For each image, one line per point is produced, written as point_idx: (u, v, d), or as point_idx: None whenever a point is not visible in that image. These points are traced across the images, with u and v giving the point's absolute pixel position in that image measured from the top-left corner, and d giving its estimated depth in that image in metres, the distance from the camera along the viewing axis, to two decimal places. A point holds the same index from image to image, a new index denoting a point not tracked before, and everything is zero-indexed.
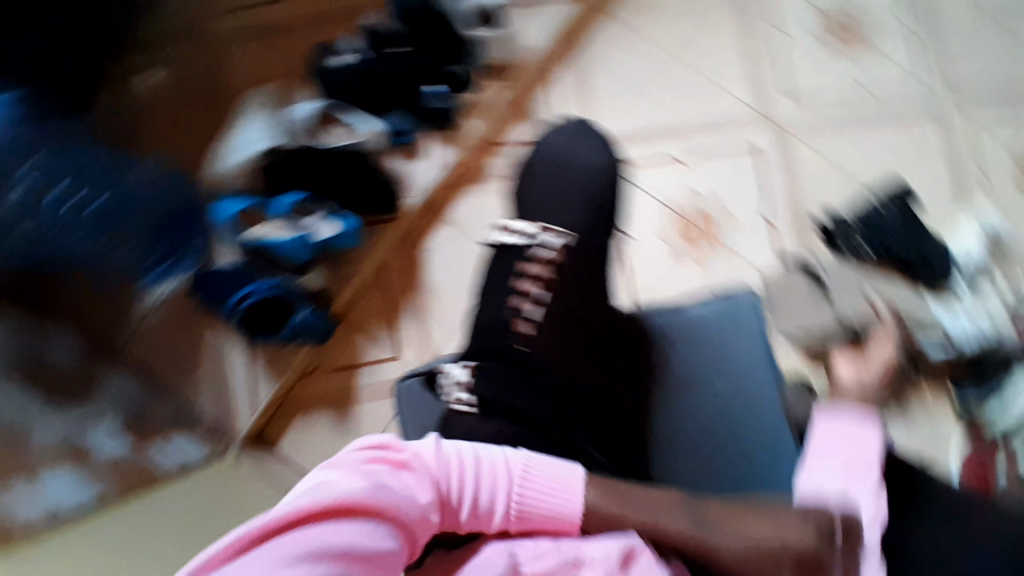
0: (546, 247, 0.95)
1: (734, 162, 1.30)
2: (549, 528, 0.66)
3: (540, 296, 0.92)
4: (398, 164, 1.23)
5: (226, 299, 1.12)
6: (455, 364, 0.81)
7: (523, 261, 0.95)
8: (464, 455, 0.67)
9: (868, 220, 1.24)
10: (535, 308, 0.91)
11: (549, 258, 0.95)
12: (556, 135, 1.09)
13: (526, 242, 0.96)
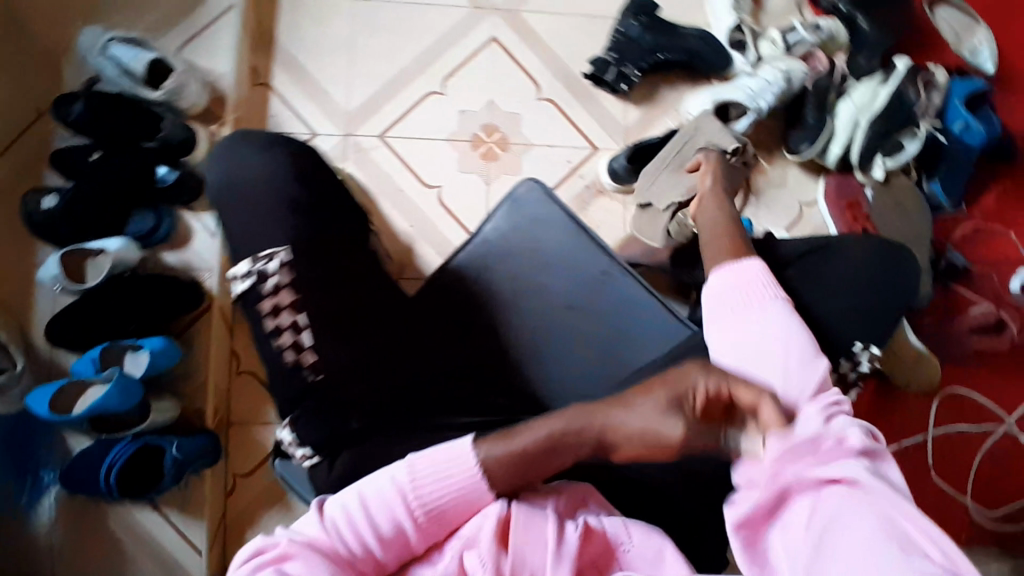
0: (268, 269, 0.73)
1: (491, 71, 1.28)
2: (462, 510, 0.66)
3: (298, 321, 0.73)
4: (175, 259, 1.12)
5: (98, 486, 1.01)
6: (281, 429, 0.76)
7: (256, 303, 0.73)
8: (350, 505, 0.65)
9: (621, 48, 1.25)
10: (302, 336, 0.73)
11: (283, 283, 0.73)
12: (209, 166, 0.81)
13: (246, 284, 0.74)
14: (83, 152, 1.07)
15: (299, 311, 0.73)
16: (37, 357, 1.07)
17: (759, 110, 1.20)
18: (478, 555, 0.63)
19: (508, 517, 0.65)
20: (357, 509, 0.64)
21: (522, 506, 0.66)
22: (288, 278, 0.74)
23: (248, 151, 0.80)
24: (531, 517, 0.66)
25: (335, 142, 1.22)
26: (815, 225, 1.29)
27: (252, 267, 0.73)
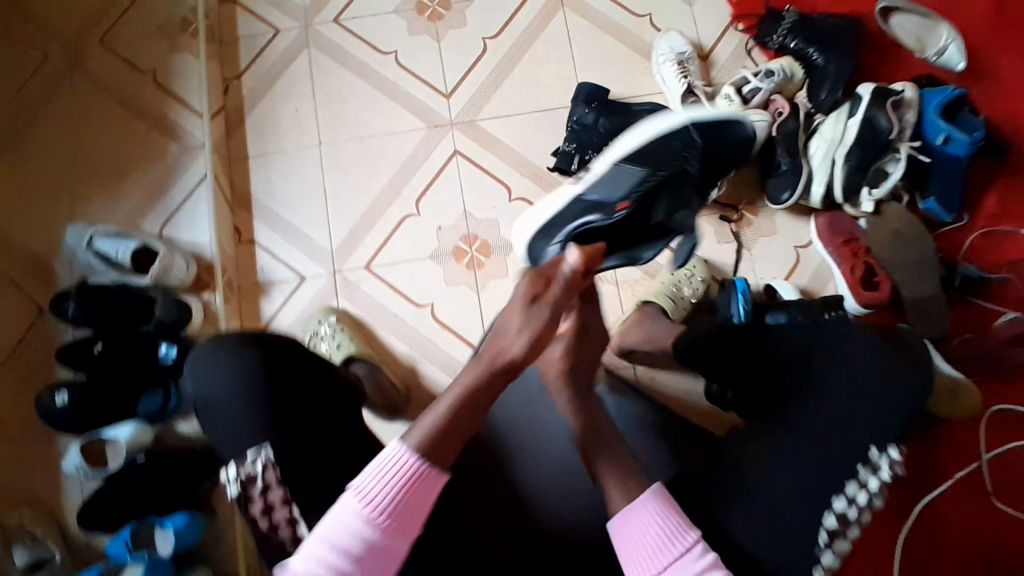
0: (257, 479, 0.81)
1: (463, 178, 1.30)
2: (420, 494, 0.67)
3: (292, 514, 0.80)
4: (191, 426, 1.16)
5: None
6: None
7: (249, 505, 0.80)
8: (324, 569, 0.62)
9: (579, 137, 1.25)
10: (298, 529, 0.80)
11: (270, 481, 0.81)
12: (196, 377, 0.89)
13: (235, 489, 0.81)
14: (85, 347, 1.11)
15: (289, 504, 0.80)
16: (73, 542, 1.13)
17: (731, 170, 1.17)
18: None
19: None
20: (327, 561, 0.63)
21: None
22: (274, 475, 0.82)
23: (221, 361, 0.89)
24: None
25: (323, 282, 1.26)
26: (816, 267, 1.25)
27: (239, 471, 0.81)
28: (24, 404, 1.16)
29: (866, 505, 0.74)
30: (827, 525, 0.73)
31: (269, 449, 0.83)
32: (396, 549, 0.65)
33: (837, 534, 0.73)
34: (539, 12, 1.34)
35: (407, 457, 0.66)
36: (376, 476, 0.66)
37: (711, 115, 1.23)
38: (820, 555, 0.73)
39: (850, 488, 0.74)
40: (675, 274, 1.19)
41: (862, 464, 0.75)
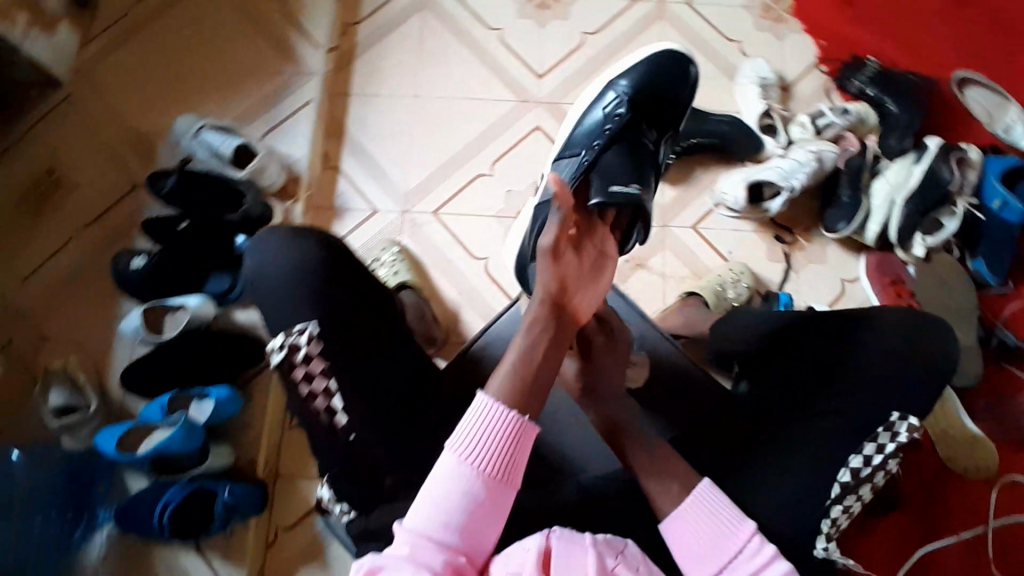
0: (301, 347, 0.86)
1: (539, 151, 1.37)
2: (520, 447, 0.70)
3: (329, 387, 0.86)
4: (245, 316, 1.24)
5: (153, 526, 1.07)
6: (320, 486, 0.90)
7: (291, 371, 0.85)
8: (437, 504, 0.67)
9: None
10: (332, 401, 0.85)
11: (312, 353, 0.86)
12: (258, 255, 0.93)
13: (279, 356, 0.85)
14: (170, 224, 1.20)
15: (327, 377, 0.85)
16: (110, 400, 1.17)
17: (793, 190, 1.21)
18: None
19: (549, 548, 0.68)
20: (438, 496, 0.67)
21: (560, 538, 0.69)
22: (316, 348, 0.86)
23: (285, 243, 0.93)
24: (573, 554, 0.68)
25: (392, 218, 1.34)
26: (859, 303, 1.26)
27: (285, 340, 0.86)
28: (101, 264, 1.25)
29: (881, 468, 0.78)
30: (841, 480, 0.77)
31: (315, 325, 0.87)
32: (499, 499, 0.69)
33: (848, 491, 0.77)
34: (643, 14, 1.41)
35: (503, 410, 0.69)
36: (472, 431, 0.68)
37: (782, 139, 1.29)
38: (829, 509, 0.76)
39: (867, 448, 0.78)
40: (722, 275, 1.23)
41: (882, 429, 0.79)
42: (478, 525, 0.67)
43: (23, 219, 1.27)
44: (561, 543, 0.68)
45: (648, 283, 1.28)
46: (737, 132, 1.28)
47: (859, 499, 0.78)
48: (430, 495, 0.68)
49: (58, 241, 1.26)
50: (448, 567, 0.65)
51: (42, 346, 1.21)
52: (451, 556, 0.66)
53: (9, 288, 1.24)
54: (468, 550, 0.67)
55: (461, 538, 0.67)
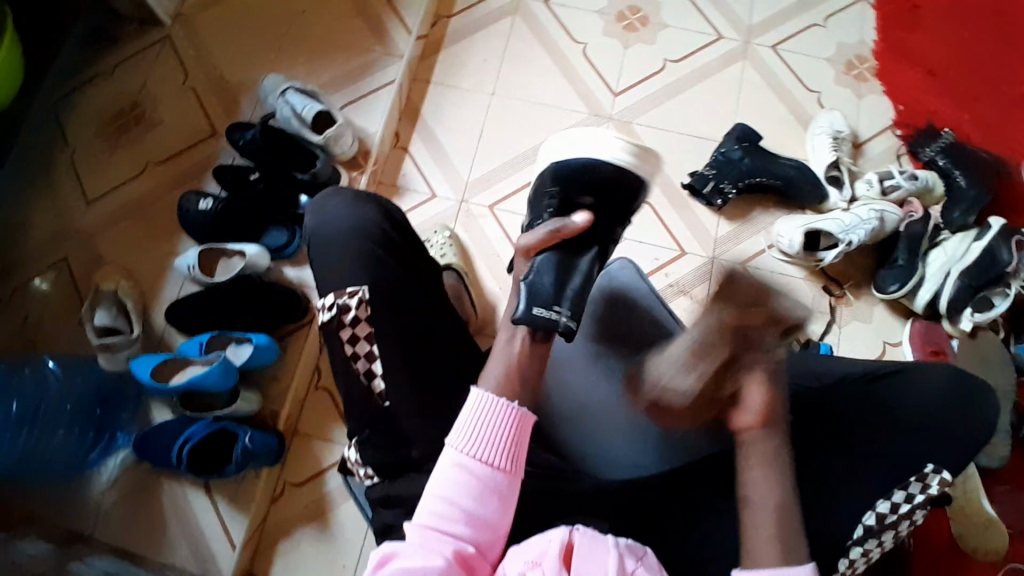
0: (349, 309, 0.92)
1: None
2: (518, 437, 0.73)
3: (371, 352, 0.91)
4: (292, 273, 1.27)
5: (170, 458, 1.09)
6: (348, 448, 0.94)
7: (338, 330, 0.91)
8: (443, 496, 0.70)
9: (720, 167, 1.32)
10: (372, 365, 0.90)
11: (360, 317, 0.91)
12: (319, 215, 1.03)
13: (328, 315, 0.92)
14: (243, 174, 1.26)
15: (371, 342, 0.90)
16: (151, 331, 1.19)
17: (850, 244, 1.22)
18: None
19: (571, 542, 0.71)
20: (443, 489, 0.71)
21: (584, 533, 0.72)
22: (364, 313, 0.91)
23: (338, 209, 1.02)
24: (596, 547, 0.70)
25: (449, 205, 1.37)
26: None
27: (338, 300, 0.92)
28: (167, 200, 1.28)
29: (907, 517, 0.78)
30: (866, 523, 0.78)
31: (365, 290, 0.94)
32: (503, 491, 0.72)
33: (871, 535, 0.78)
34: (726, 52, 1.44)
35: (500, 402, 0.73)
36: (472, 426, 0.72)
37: (846, 193, 1.29)
38: (849, 549, 0.77)
39: (897, 495, 0.78)
40: None
41: (914, 479, 0.78)
42: (484, 515, 0.70)
43: (104, 147, 1.32)
44: (584, 538, 0.70)
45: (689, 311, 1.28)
46: (801, 178, 1.28)
47: (879, 545, 0.78)
48: (436, 490, 0.71)
49: (132, 173, 1.30)
50: (461, 556, 0.68)
51: (96, 267, 1.23)
52: (462, 546, 0.69)
53: (77, 207, 1.28)
54: (479, 541, 0.70)
55: (469, 528, 0.70)
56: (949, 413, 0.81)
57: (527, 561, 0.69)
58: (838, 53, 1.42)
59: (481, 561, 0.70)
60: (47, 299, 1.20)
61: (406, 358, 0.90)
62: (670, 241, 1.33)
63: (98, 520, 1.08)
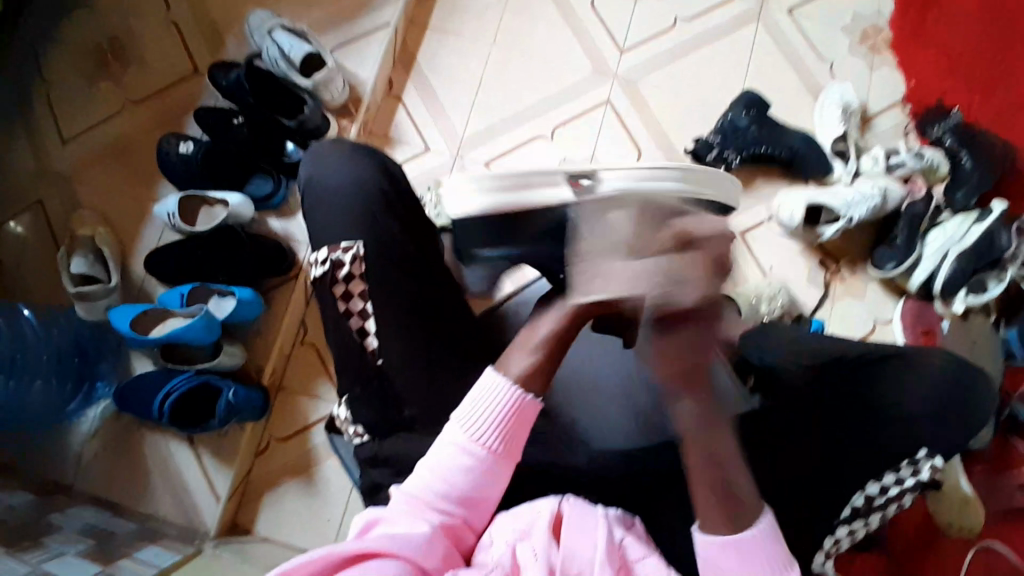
0: (344, 267, 0.89)
1: (605, 124, 1.34)
2: (521, 421, 0.73)
3: (365, 309, 0.87)
4: (279, 224, 1.22)
5: (151, 411, 1.07)
6: (337, 407, 0.92)
7: (332, 286, 0.88)
8: (440, 469, 0.71)
9: (726, 134, 1.28)
10: (366, 323, 0.87)
11: (354, 274, 0.88)
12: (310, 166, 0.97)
13: (321, 270, 0.89)
14: (226, 118, 1.18)
15: (365, 299, 0.87)
16: (130, 280, 1.16)
17: (849, 221, 1.19)
18: (532, 547, 0.67)
19: (561, 513, 0.70)
20: (442, 464, 0.71)
21: (574, 505, 0.71)
22: (358, 269, 0.88)
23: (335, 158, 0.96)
24: (586, 519, 0.69)
25: (444, 160, 1.32)
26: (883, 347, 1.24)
27: (330, 255, 0.89)
28: (147, 142, 1.22)
29: (894, 499, 0.78)
30: (854, 503, 0.78)
31: (362, 245, 0.89)
32: (499, 473, 0.72)
33: (857, 516, 0.78)
34: (738, 9, 1.37)
35: (510, 392, 0.72)
36: (483, 409, 0.71)
37: (851, 167, 1.25)
38: (835, 528, 0.78)
39: (886, 478, 0.78)
40: (759, 290, 1.21)
41: (905, 464, 0.78)
42: (476, 491, 0.71)
43: (79, 82, 1.25)
44: (575, 511, 0.70)
45: None
46: (804, 150, 1.25)
47: (865, 525, 0.79)
48: (433, 463, 0.71)
49: (107, 111, 1.23)
50: (445, 525, 0.69)
51: (72, 211, 1.18)
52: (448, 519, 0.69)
53: (51, 146, 1.22)
54: (465, 514, 0.71)
55: (458, 501, 0.70)
56: (947, 401, 0.81)
57: (517, 530, 0.69)
58: (855, 16, 1.36)
59: (466, 532, 0.71)
60: (23, 242, 1.17)
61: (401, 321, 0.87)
62: None
63: (77, 468, 1.09)
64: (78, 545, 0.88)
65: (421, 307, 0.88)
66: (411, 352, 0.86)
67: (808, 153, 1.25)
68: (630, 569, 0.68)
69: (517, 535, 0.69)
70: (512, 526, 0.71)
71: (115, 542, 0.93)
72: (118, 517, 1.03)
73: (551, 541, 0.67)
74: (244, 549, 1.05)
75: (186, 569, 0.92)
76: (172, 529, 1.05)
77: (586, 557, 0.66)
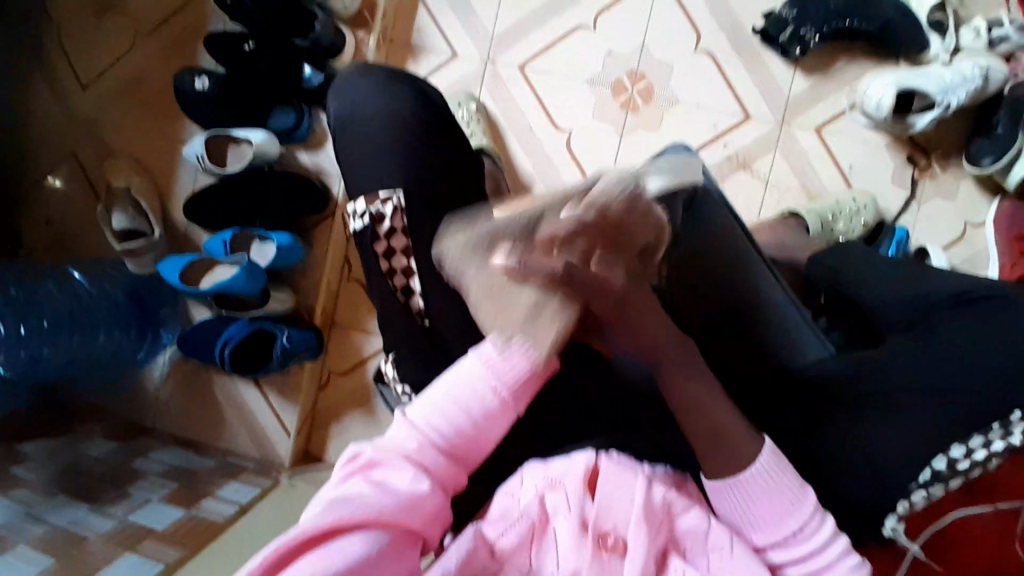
0: (383, 222, 0.77)
1: (656, 7, 1.15)
2: (533, 371, 0.66)
3: (409, 267, 0.76)
4: (310, 159, 1.17)
5: (213, 357, 1.11)
6: (389, 361, 0.83)
7: (373, 245, 0.77)
8: (447, 412, 0.63)
9: (805, 7, 1.07)
10: (411, 281, 0.76)
11: (396, 228, 0.76)
12: (337, 96, 0.85)
13: (362, 225, 0.78)
14: (237, 42, 1.09)
15: (409, 257, 0.76)
16: (174, 228, 1.16)
17: (947, 109, 1.00)
18: (564, 496, 0.59)
19: (598, 465, 0.61)
20: (452, 412, 0.63)
21: (614, 459, 0.61)
22: (400, 222, 0.77)
23: (371, 88, 0.82)
24: (623, 470, 0.61)
25: (474, 67, 1.19)
26: (975, 252, 1.09)
27: (369, 208, 0.77)
28: (163, 77, 1.16)
29: (983, 466, 0.56)
30: (934, 466, 0.56)
31: (400, 196, 0.77)
32: (508, 420, 0.65)
33: (939, 481, 0.56)
34: None
35: (534, 339, 0.65)
36: (504, 349, 0.65)
37: (948, 43, 1.04)
38: (911, 492, 0.56)
39: (976, 440, 0.55)
40: (841, 201, 1.07)
41: (997, 424, 0.55)
42: (481, 438, 0.64)
43: (84, 14, 1.17)
44: (613, 465, 0.61)
45: (742, 185, 1.14)
46: (898, 22, 1.04)
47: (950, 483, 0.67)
48: (440, 398, 0.63)
49: (117, 48, 1.17)
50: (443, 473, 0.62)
51: (104, 159, 1.17)
52: (452, 467, 0.62)
53: (71, 93, 1.18)
54: (466, 458, 0.64)
55: (459, 446, 0.63)
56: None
57: (546, 477, 0.61)
58: None
59: (464, 473, 0.64)
60: (64, 197, 1.18)
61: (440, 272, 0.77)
62: (733, 103, 1.14)
63: (158, 408, 1.18)
64: (161, 490, 0.96)
65: None
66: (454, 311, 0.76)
67: (902, 27, 1.04)
68: (673, 523, 0.58)
69: (541, 490, 0.60)
70: (539, 475, 0.62)
71: (194, 483, 1.00)
72: (199, 455, 1.12)
73: (582, 499, 0.59)
74: (317, 478, 1.11)
75: (261, 503, 0.98)
76: (249, 463, 1.14)
77: (623, 509, 0.59)
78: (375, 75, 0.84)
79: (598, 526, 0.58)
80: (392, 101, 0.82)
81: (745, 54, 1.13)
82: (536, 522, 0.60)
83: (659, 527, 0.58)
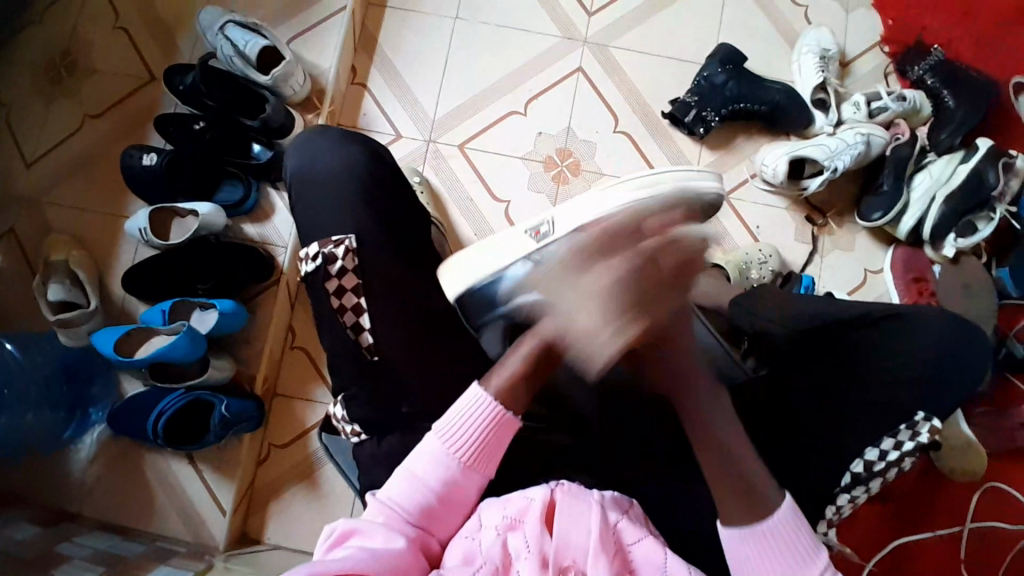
0: (335, 262, 0.81)
1: (578, 94, 1.30)
2: (496, 442, 0.70)
3: (360, 303, 0.80)
4: (255, 230, 1.19)
5: (143, 431, 1.06)
6: (336, 405, 0.81)
7: (324, 283, 0.80)
8: (417, 488, 0.67)
9: (703, 92, 1.24)
10: (361, 318, 0.79)
11: (347, 268, 0.80)
12: (288, 154, 0.90)
13: (314, 265, 0.81)
14: (187, 122, 1.15)
15: (361, 294, 0.79)
16: (111, 299, 1.14)
17: (835, 171, 1.15)
18: (523, 537, 0.63)
19: (552, 501, 0.65)
20: (419, 485, 0.67)
21: (567, 491, 0.66)
22: (353, 263, 0.81)
23: (319, 146, 0.88)
24: (578, 503, 0.65)
25: (417, 146, 1.28)
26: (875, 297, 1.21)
27: (322, 250, 0.81)
28: (110, 156, 1.19)
29: (896, 463, 0.73)
30: (852, 470, 0.73)
31: (354, 239, 0.82)
32: (472, 486, 0.69)
33: (858, 482, 0.73)
34: None
35: (488, 403, 0.69)
36: (465, 421, 0.69)
37: (832, 116, 1.22)
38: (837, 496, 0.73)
39: (886, 442, 0.73)
40: (749, 253, 1.18)
41: (904, 426, 0.74)
42: (448, 505, 0.68)
43: (34, 98, 1.21)
44: (567, 497, 0.65)
45: None
46: (784, 102, 1.21)
47: (867, 491, 0.74)
48: (407, 473, 0.68)
49: (66, 128, 1.20)
50: (416, 536, 0.65)
51: (41, 234, 1.16)
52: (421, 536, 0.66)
53: (14, 170, 1.19)
54: (434, 528, 0.67)
55: (426, 517, 0.67)
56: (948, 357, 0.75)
57: (505, 517, 0.65)
58: None
59: (433, 543, 0.67)
60: None
61: (387, 313, 0.79)
62: None
63: (79, 492, 1.10)
64: (87, 572, 0.88)
65: (401, 296, 0.81)
66: (404, 349, 0.79)
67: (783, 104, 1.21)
68: (623, 551, 0.64)
69: (502, 535, 0.64)
70: (497, 519, 0.65)
71: (123, 566, 0.92)
72: (126, 540, 1.03)
73: (542, 535, 0.63)
74: (256, 558, 1.04)
75: None
76: (181, 545, 1.06)
77: (579, 541, 0.63)
78: (318, 135, 0.89)
79: (558, 560, 0.62)
80: (341, 157, 0.87)
81: (658, 132, 1.28)
82: (498, 567, 0.62)
83: (613, 552, 0.63)
